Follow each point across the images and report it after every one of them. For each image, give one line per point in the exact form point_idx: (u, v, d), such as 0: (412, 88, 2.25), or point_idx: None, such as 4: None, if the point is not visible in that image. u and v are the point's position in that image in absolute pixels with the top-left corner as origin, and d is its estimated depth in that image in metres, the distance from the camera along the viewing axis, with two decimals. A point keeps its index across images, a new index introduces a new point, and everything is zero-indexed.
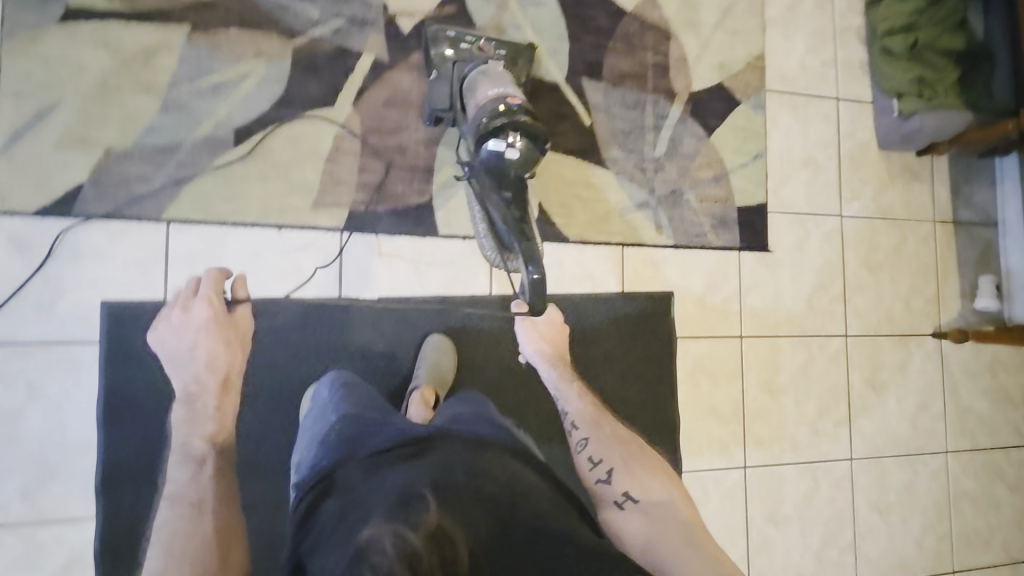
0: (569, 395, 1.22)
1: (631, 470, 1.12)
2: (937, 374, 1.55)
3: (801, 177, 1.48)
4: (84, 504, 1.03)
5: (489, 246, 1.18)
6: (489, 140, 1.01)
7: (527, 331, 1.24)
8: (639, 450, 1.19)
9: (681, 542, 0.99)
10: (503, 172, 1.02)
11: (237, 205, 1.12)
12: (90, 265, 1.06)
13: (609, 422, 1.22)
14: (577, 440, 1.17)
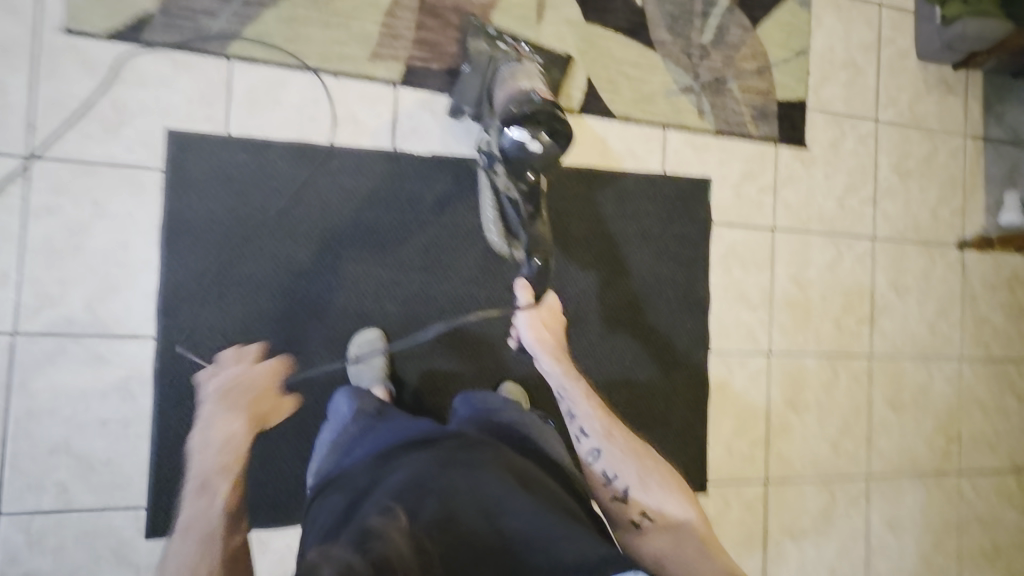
0: (577, 399, 1.10)
1: (650, 490, 0.97)
2: (957, 283, 1.59)
3: (840, 78, 1.51)
4: (144, 321, 1.07)
5: (495, 238, 1.21)
6: (512, 128, 0.99)
7: (528, 321, 1.19)
8: (657, 464, 1.02)
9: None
10: (522, 161, 1.02)
11: (299, 48, 1.14)
12: (155, 92, 1.08)
13: (623, 431, 1.06)
14: (587, 450, 1.02)
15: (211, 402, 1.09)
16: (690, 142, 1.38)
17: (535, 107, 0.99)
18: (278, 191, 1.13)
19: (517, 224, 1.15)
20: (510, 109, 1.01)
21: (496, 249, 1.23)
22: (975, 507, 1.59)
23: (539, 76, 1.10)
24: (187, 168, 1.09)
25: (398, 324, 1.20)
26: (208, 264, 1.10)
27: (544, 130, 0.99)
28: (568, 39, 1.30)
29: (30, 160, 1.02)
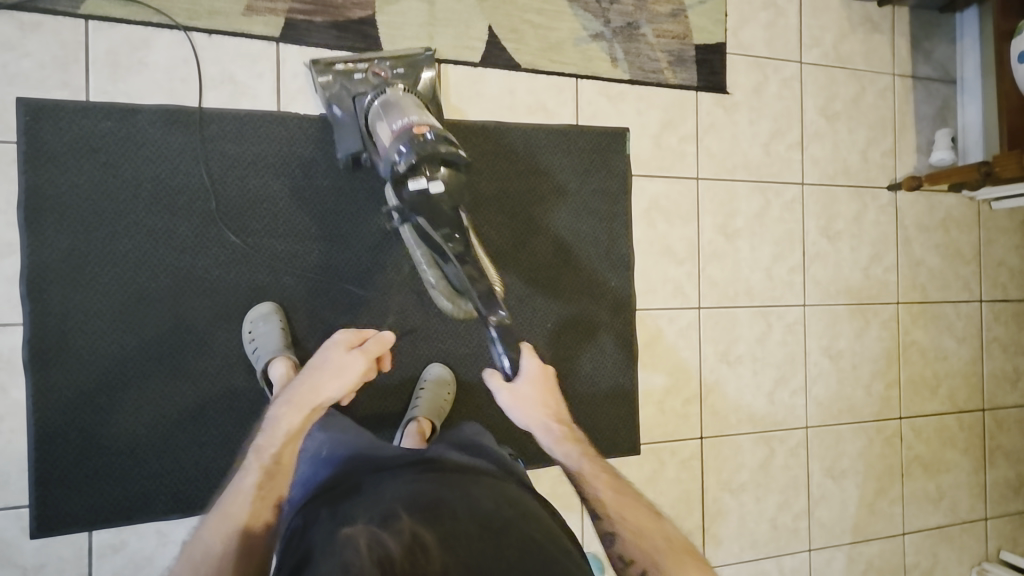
0: (590, 473, 0.98)
1: (672, 573, 0.84)
2: (890, 227, 1.57)
3: (761, 19, 1.45)
4: (9, 307, 0.99)
5: (443, 302, 1.13)
6: (409, 182, 1.00)
7: (509, 398, 1.06)
8: (676, 542, 0.90)
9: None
10: (433, 208, 1.03)
11: (162, 4, 1.05)
12: (0, 57, 0.98)
13: (637, 503, 0.94)
14: (602, 532, 0.91)
15: (92, 390, 1.02)
16: (604, 91, 1.32)
17: (424, 149, 0.98)
18: (153, 160, 1.05)
19: (460, 283, 1.07)
20: (398, 159, 0.98)
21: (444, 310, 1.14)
22: (916, 451, 1.58)
23: (410, 98, 1.07)
24: (45, 138, 1.00)
25: (297, 298, 1.13)
26: (80, 242, 1.02)
27: (438, 166, 1.00)
28: None
29: None
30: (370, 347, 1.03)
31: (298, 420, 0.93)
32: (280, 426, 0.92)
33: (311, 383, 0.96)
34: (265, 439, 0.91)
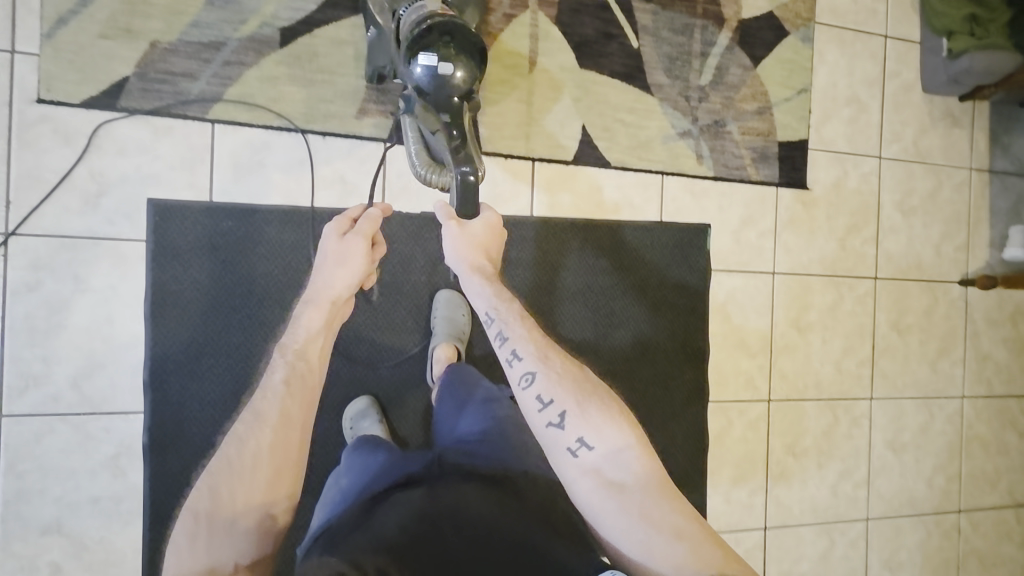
0: (509, 318, 0.93)
1: (588, 415, 0.85)
2: (960, 321, 1.57)
3: (843, 115, 1.46)
4: (132, 397, 1.04)
5: (415, 167, 0.99)
6: (421, 56, 0.91)
7: (456, 238, 0.94)
8: (594, 386, 0.90)
9: (639, 522, 0.78)
10: (441, 92, 0.92)
11: (282, 107, 1.10)
12: (136, 160, 1.04)
13: (561, 352, 0.92)
14: (520, 375, 0.88)
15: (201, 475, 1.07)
16: (688, 188, 1.35)
17: (437, 23, 0.92)
18: (267, 257, 1.10)
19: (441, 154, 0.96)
20: (413, 33, 0.92)
21: (424, 183, 0.98)
22: (973, 545, 1.58)
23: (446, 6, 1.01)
24: (172, 238, 1.05)
25: (391, 389, 1.18)
26: (196, 334, 1.07)
27: (453, 50, 0.91)
28: (562, 86, 1.26)
29: (8, 236, 0.99)
30: (366, 227, 0.97)
31: (322, 318, 0.96)
32: (307, 330, 0.94)
33: (334, 285, 0.95)
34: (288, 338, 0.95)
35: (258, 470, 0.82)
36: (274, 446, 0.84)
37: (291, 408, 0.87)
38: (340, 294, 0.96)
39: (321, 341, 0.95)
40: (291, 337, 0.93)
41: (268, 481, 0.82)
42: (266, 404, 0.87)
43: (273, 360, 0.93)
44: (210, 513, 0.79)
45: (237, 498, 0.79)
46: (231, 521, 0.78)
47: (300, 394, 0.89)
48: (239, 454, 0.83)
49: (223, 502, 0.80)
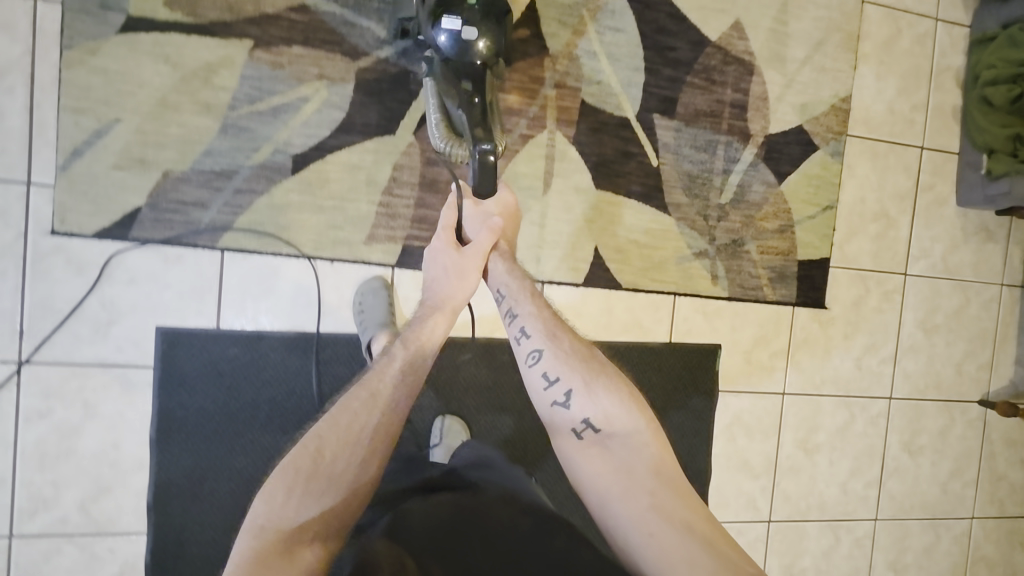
0: (518, 296, 1.00)
1: (593, 395, 0.90)
2: (976, 442, 1.53)
3: (869, 231, 1.41)
4: (136, 517, 1.08)
5: (438, 140, 1.04)
6: (445, 20, 0.95)
7: (470, 212, 1.07)
8: (606, 364, 0.95)
9: (648, 511, 0.84)
10: (464, 54, 0.96)
11: (291, 235, 1.10)
12: (145, 289, 1.05)
13: (569, 330, 0.97)
14: (527, 353, 0.94)
15: None
16: (700, 309, 1.32)
17: None
18: (270, 383, 1.11)
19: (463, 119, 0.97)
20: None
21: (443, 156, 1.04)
22: None
23: None
24: (179, 365, 1.07)
25: None
26: (200, 458, 1.09)
27: (477, 14, 0.96)
28: (576, 207, 1.23)
29: (21, 365, 1.02)
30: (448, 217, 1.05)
31: (445, 327, 0.97)
32: (423, 330, 0.95)
33: (454, 287, 1.00)
34: (410, 333, 0.94)
35: (352, 444, 0.82)
36: (376, 425, 0.84)
37: (400, 396, 0.87)
38: (461, 292, 1.00)
39: (444, 327, 0.98)
40: (411, 330, 0.94)
41: (363, 459, 0.81)
42: (381, 385, 0.86)
43: (388, 349, 0.91)
44: (316, 473, 0.79)
45: (341, 469, 0.80)
46: (338, 476, 0.80)
47: (409, 387, 0.89)
48: (350, 424, 0.83)
49: (328, 468, 0.80)
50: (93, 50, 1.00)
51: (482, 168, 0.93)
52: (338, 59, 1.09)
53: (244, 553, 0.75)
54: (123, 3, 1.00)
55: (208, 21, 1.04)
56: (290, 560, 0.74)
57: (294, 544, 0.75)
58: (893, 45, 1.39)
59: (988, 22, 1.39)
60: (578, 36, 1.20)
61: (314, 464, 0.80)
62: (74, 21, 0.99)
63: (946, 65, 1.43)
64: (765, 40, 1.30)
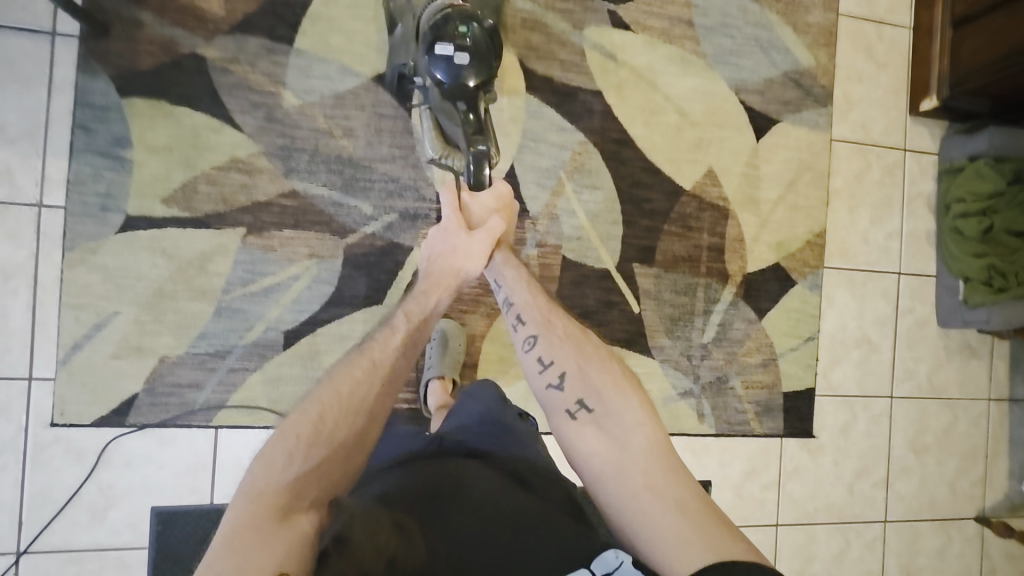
0: (514, 286, 0.97)
1: (587, 378, 0.86)
2: (976, 558, 1.52)
3: (852, 358, 1.44)
4: None
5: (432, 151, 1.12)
6: (438, 47, 0.95)
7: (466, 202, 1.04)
8: (600, 348, 0.91)
9: (642, 492, 0.76)
10: (458, 82, 0.96)
11: (284, 408, 1.13)
12: (141, 470, 1.08)
13: (564, 315, 0.94)
14: (523, 339, 0.92)
15: None
16: (689, 447, 1.34)
17: (450, 14, 0.96)
18: None
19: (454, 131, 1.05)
20: (435, 24, 0.96)
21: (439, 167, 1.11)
22: None
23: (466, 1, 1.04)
24: (173, 546, 1.08)
25: None
26: None
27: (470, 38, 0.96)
28: None
29: (20, 555, 1.04)
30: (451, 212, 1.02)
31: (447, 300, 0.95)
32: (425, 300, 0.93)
33: (448, 260, 0.97)
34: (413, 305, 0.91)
35: (353, 413, 0.77)
36: (380, 393, 0.80)
37: (402, 369, 0.83)
38: (458, 270, 0.97)
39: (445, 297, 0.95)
40: (412, 301, 0.92)
41: (363, 429, 0.77)
42: (384, 354, 0.82)
43: (391, 318, 0.87)
44: (317, 439, 0.74)
45: (341, 434, 0.75)
46: (338, 440, 0.75)
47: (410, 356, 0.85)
48: (353, 393, 0.78)
49: (329, 434, 0.75)
50: (94, 249, 1.05)
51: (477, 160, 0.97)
52: (327, 238, 1.14)
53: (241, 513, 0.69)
54: (123, 204, 1.06)
55: (203, 213, 1.09)
56: (287, 519, 0.69)
57: (290, 506, 0.69)
58: (864, 177, 1.44)
59: (955, 153, 1.44)
60: (557, 196, 1.26)
61: (315, 429, 0.75)
62: (77, 224, 1.05)
63: (918, 191, 1.48)
64: (738, 185, 1.35)
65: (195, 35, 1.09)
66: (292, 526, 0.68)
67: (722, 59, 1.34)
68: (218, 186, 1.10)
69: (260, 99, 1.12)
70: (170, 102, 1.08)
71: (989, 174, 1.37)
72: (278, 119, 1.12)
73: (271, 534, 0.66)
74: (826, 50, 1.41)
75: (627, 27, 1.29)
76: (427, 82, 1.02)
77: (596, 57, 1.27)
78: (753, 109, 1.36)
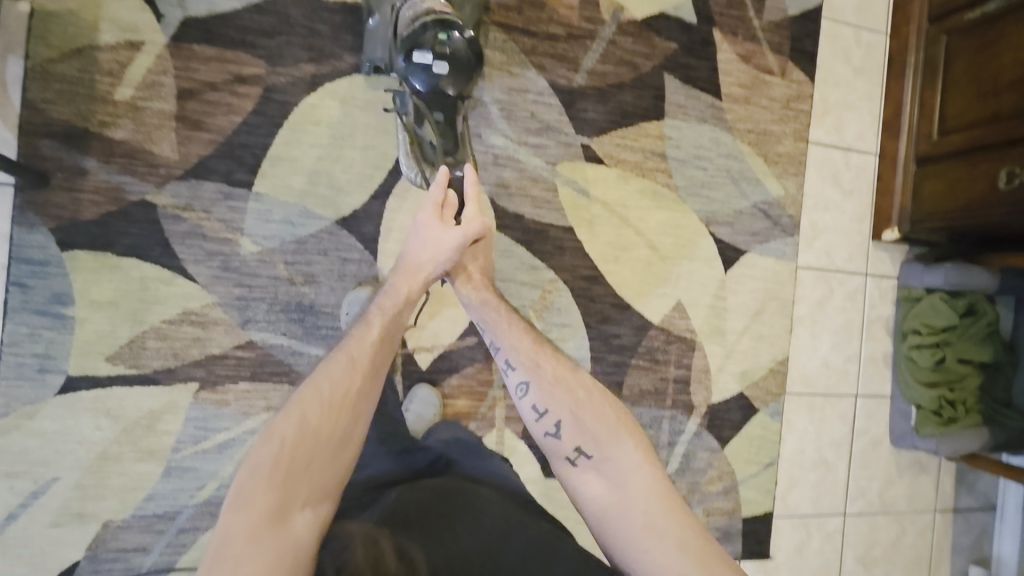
0: (498, 330, 0.96)
1: (582, 426, 0.88)
2: None
3: (809, 479, 1.47)
4: None
5: (405, 167, 1.11)
6: (415, 54, 0.96)
7: (433, 225, 0.96)
8: (594, 390, 0.92)
9: (642, 532, 0.80)
10: (434, 88, 0.99)
11: None
12: None
13: (553, 355, 0.94)
14: (516, 385, 0.93)
15: None
16: None
17: (432, 22, 0.97)
18: None
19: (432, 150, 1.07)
20: (413, 29, 0.97)
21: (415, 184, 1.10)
22: None
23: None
24: None
25: None
26: None
27: (448, 48, 0.97)
28: None
29: None
30: (438, 192, 0.97)
31: (413, 288, 0.93)
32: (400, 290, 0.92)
33: (429, 248, 0.96)
34: (386, 300, 0.90)
35: (336, 411, 0.76)
36: (359, 391, 0.79)
37: (379, 368, 0.83)
38: (435, 263, 0.96)
39: (418, 291, 0.93)
40: (384, 294, 0.91)
41: (341, 426, 0.76)
42: (359, 348, 0.82)
43: (367, 316, 0.87)
44: (299, 446, 0.72)
45: (323, 437, 0.74)
46: (318, 442, 0.73)
47: (380, 358, 0.83)
48: (332, 391, 0.77)
49: (315, 431, 0.74)
50: (31, 414, 0.99)
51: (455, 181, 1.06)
52: (285, 388, 1.10)
53: (236, 527, 0.67)
54: (63, 364, 1.00)
55: (151, 370, 1.04)
56: (281, 524, 0.68)
57: (283, 507, 0.69)
58: (826, 303, 1.47)
59: (913, 282, 1.47)
60: None
61: (280, 440, 0.72)
62: (12, 388, 0.98)
63: (877, 314, 1.52)
64: (705, 316, 1.36)
65: (145, 181, 1.02)
66: (286, 531, 0.68)
67: (693, 191, 1.34)
68: (168, 340, 1.04)
69: (216, 247, 1.06)
70: (117, 253, 1.02)
71: (943, 308, 1.42)
72: (235, 267, 1.07)
73: (267, 543, 0.66)
74: (794, 180, 1.42)
75: (600, 161, 1.28)
76: (404, 87, 1.05)
77: (568, 192, 1.26)
78: (722, 241, 1.37)
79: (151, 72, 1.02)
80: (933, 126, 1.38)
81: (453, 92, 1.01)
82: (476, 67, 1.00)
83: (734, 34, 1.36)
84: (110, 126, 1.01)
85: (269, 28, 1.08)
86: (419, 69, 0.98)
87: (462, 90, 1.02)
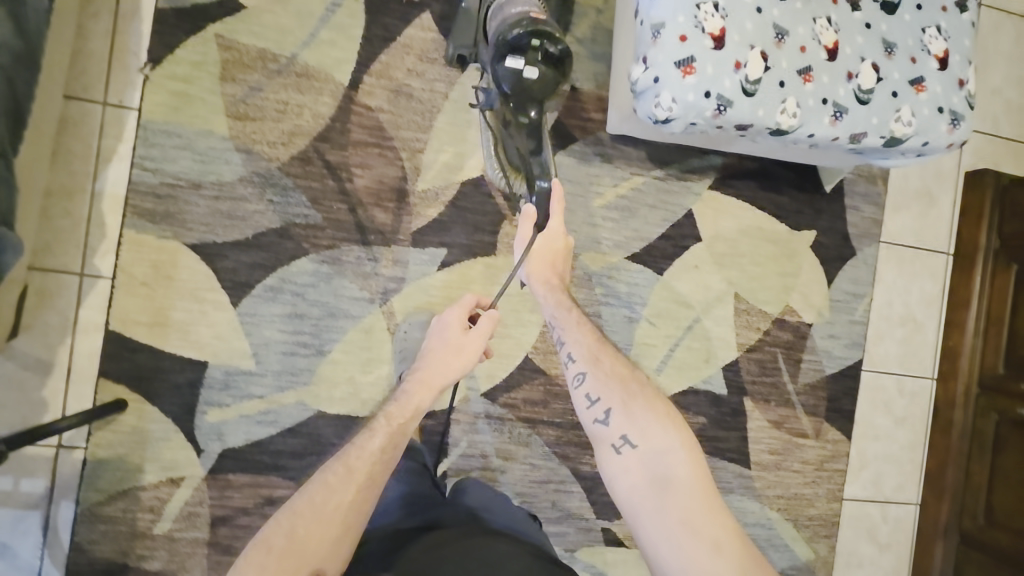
0: (569, 328, 0.93)
1: (634, 415, 0.84)
2: None
3: None
4: None
5: (493, 171, 1.14)
6: (507, 58, 0.93)
7: (451, 324, 0.96)
8: (646, 384, 0.88)
9: (678, 532, 0.75)
10: (521, 92, 0.96)
11: None
12: None
13: (614, 354, 0.91)
14: (572, 375, 0.90)
15: None
16: None
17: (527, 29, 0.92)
18: None
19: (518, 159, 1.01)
20: (505, 35, 0.93)
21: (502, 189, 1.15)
22: None
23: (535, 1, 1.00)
24: None
25: None
26: None
27: (540, 58, 0.94)
28: None
29: None
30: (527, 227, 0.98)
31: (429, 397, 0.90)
32: (409, 401, 0.88)
33: (439, 354, 0.93)
34: (393, 406, 0.88)
35: (330, 519, 0.74)
36: (352, 504, 0.76)
37: (380, 477, 0.80)
38: (444, 362, 0.93)
39: (427, 399, 0.90)
40: (394, 404, 0.88)
41: (338, 535, 0.74)
42: (357, 454, 0.81)
43: (370, 425, 0.84)
44: (289, 556, 0.71)
45: (313, 549, 0.72)
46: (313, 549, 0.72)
47: (381, 465, 0.81)
48: (326, 502, 0.75)
49: (304, 540, 0.72)
50: None
51: (538, 200, 0.98)
52: None
53: None
54: None
55: None
56: None
57: None
58: None
59: None
60: None
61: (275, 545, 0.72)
62: None
63: None
64: None
65: None
66: None
67: None
68: None
69: None
70: None
71: None
72: None
73: None
74: (827, 540, 1.36)
75: (620, 543, 1.25)
76: (494, 89, 1.02)
77: None
78: None
79: (188, 503, 1.08)
80: (978, 507, 1.34)
81: (543, 97, 0.97)
82: (563, 74, 0.96)
83: (766, 401, 1.33)
84: (147, 559, 1.06)
85: (300, 449, 1.11)
86: (509, 72, 0.94)
87: (554, 92, 0.98)
